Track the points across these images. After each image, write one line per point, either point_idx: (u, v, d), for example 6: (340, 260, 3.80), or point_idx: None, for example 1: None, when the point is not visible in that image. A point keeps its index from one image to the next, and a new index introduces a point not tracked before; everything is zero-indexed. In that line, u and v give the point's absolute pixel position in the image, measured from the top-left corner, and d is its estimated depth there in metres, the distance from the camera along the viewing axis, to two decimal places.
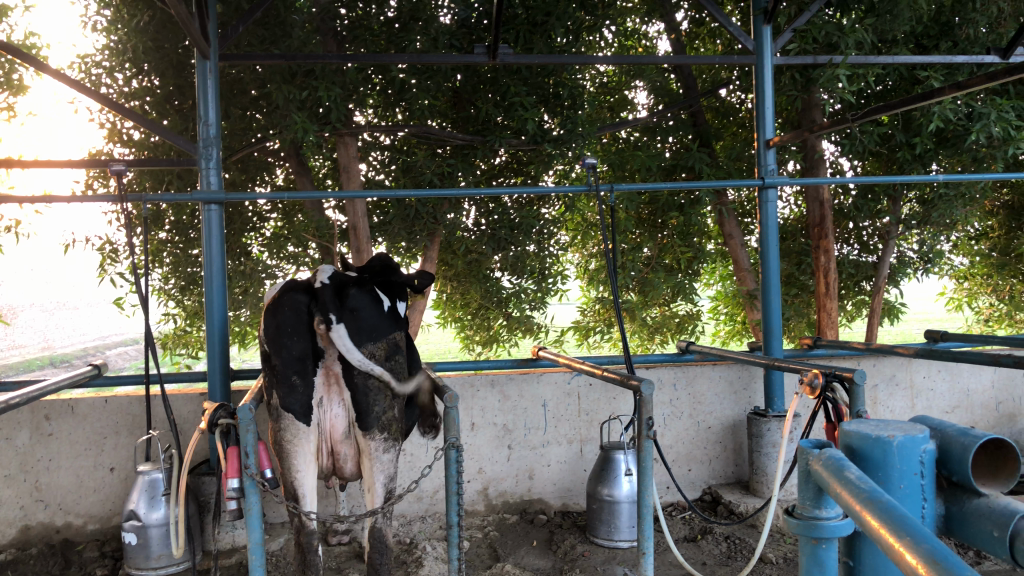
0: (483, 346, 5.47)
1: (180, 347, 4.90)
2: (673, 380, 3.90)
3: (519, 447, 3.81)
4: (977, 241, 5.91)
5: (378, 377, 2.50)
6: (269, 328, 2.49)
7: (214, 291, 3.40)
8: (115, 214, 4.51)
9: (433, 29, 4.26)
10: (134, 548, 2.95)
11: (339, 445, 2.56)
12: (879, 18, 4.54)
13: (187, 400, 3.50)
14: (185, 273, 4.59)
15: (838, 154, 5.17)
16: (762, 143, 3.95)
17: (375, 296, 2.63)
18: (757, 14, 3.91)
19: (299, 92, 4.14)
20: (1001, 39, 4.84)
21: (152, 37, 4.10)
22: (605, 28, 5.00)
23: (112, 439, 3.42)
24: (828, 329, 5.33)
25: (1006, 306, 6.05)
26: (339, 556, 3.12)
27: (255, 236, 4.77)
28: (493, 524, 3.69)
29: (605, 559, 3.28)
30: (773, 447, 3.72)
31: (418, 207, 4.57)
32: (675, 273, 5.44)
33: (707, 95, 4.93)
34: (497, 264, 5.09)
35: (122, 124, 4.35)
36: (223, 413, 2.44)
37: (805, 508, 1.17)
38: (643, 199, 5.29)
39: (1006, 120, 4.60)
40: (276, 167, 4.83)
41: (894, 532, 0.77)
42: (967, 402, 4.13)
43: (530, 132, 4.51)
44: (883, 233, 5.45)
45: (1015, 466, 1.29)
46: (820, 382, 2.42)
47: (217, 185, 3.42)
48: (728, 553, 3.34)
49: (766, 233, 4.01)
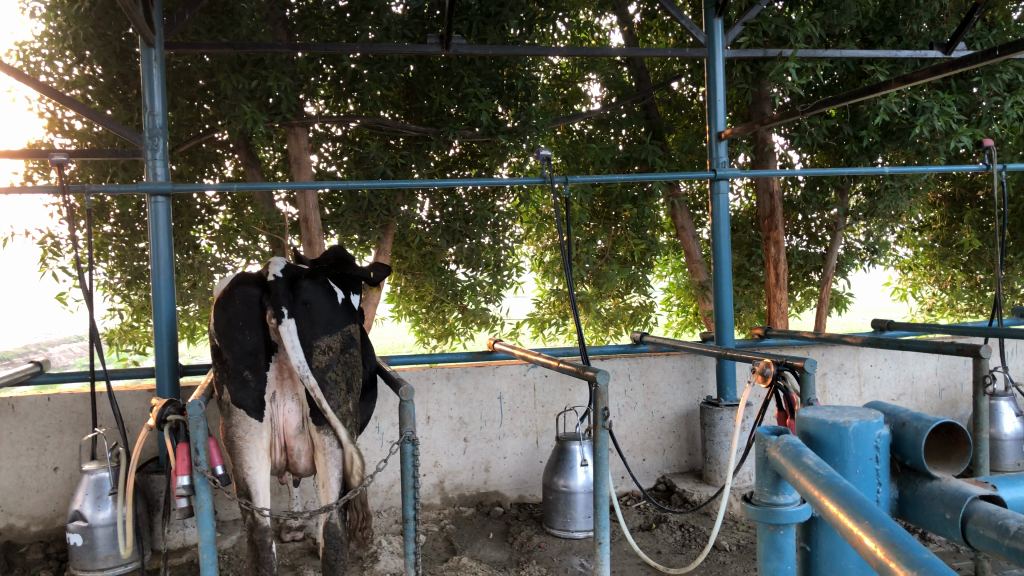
0: (438, 339, 5.45)
1: (127, 342, 4.77)
2: (628, 371, 3.93)
3: (475, 439, 3.80)
4: (921, 232, 6.07)
5: (311, 389, 2.40)
6: (219, 322, 2.43)
7: (161, 285, 3.31)
8: (57, 207, 4.38)
9: (385, 18, 4.22)
10: (79, 549, 2.87)
11: (292, 440, 2.53)
12: (827, 13, 4.62)
13: (135, 397, 3.42)
14: (131, 267, 4.48)
15: (787, 146, 5.25)
16: (713, 135, 3.99)
17: (329, 288, 2.56)
18: (708, 7, 3.92)
19: (248, 81, 4.07)
20: (943, 35, 4.96)
21: (93, 24, 3.97)
22: (558, 20, 5.03)
23: (55, 438, 3.32)
24: (777, 319, 5.39)
25: (948, 295, 6.22)
26: (293, 553, 3.09)
27: (204, 229, 4.67)
28: (449, 518, 3.68)
29: (561, 550, 3.29)
30: (726, 436, 3.76)
31: (371, 199, 4.55)
32: (630, 264, 5.51)
33: (658, 88, 5.00)
34: (452, 257, 5.06)
35: (63, 113, 4.22)
36: (172, 409, 2.37)
37: (763, 494, 1.17)
38: (597, 190, 5.32)
39: (948, 114, 4.72)
40: (224, 158, 4.74)
41: (853, 517, 0.78)
42: (911, 389, 4.24)
43: (484, 124, 4.48)
44: (831, 225, 5.57)
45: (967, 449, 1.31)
46: (772, 370, 2.45)
47: (164, 175, 3.33)
48: (683, 541, 3.38)
49: (718, 225, 4.04)
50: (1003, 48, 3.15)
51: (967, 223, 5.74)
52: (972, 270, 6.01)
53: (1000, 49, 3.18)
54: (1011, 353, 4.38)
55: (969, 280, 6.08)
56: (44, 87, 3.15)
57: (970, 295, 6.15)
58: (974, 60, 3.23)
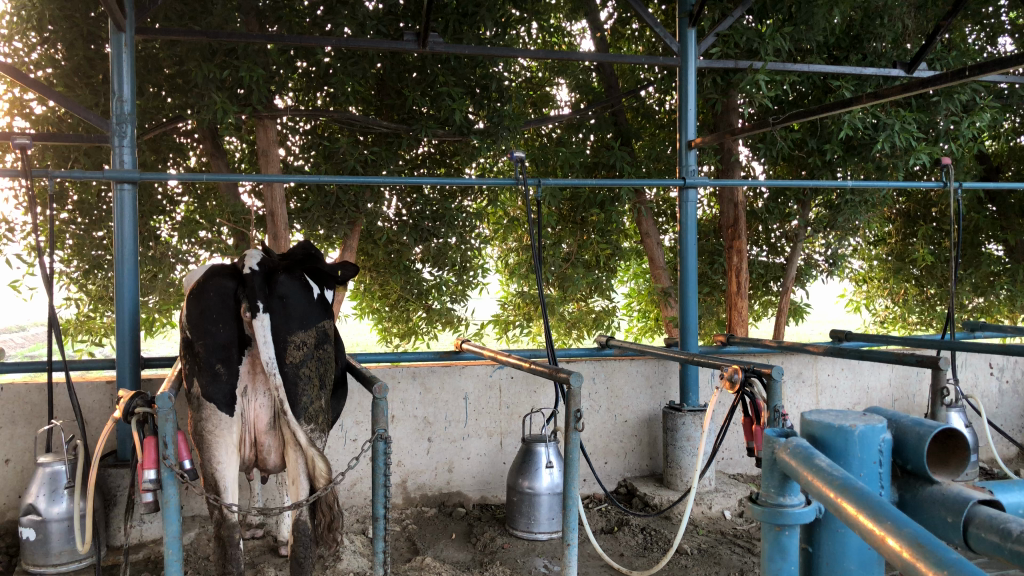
0: (400, 338, 5.43)
1: (82, 333, 4.65)
2: (593, 374, 3.95)
3: (439, 439, 3.78)
4: (876, 247, 6.24)
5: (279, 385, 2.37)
6: (192, 314, 2.39)
7: (125, 274, 3.22)
8: (12, 191, 4.25)
9: (360, 14, 4.17)
10: (32, 543, 2.79)
11: (262, 435, 2.49)
12: (796, 28, 4.70)
13: (93, 389, 3.33)
14: (89, 256, 4.37)
15: (751, 157, 5.36)
16: (683, 144, 4.02)
17: (305, 282, 2.52)
18: (682, 16, 3.95)
19: (219, 71, 4.00)
20: (906, 54, 5.10)
21: (59, 5, 3.84)
22: (530, 24, 5.04)
23: (7, 430, 3.22)
24: (738, 327, 5.46)
25: (900, 308, 6.36)
26: (253, 550, 3.04)
27: (165, 220, 4.58)
28: (411, 517, 3.66)
29: (525, 551, 3.29)
30: (687, 441, 3.80)
31: (339, 194, 4.49)
32: (594, 269, 5.56)
33: (627, 96, 5.06)
34: (418, 256, 5.04)
35: (23, 95, 4.11)
36: (139, 401, 2.30)
37: (770, 496, 1.19)
38: (566, 196, 5.29)
39: (908, 131, 4.86)
40: (189, 149, 4.67)
41: (874, 518, 0.80)
42: (866, 398, 4.33)
43: (456, 124, 4.48)
44: (790, 236, 5.71)
45: (965, 454, 1.32)
46: (740, 377, 2.48)
47: (130, 163, 3.25)
48: (645, 544, 3.41)
49: (685, 233, 4.09)
50: (972, 68, 3.20)
51: (921, 238, 5.92)
52: (923, 285, 6.16)
53: (969, 70, 3.24)
54: (962, 366, 4.51)
55: (921, 295, 6.21)
56: (7, 68, 3.05)
57: (921, 309, 6.27)
58: (943, 80, 3.28)
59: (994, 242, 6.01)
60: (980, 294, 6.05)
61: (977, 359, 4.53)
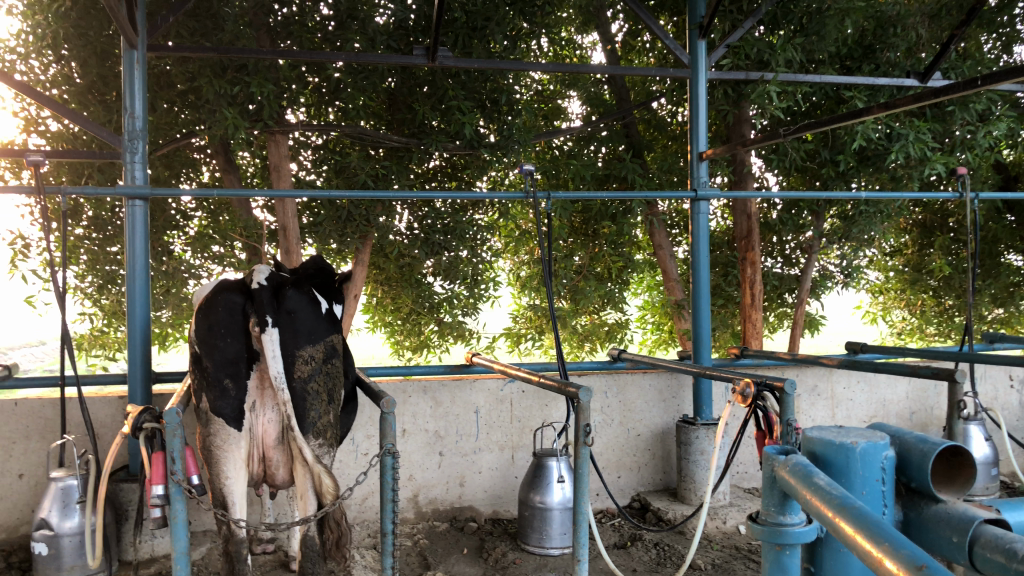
0: (413, 351, 5.44)
1: (95, 348, 4.70)
2: (605, 388, 3.92)
3: (451, 453, 3.77)
4: (892, 257, 6.21)
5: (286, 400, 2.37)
6: (201, 329, 2.39)
7: (136, 290, 3.22)
8: (30, 208, 4.31)
9: (371, 29, 4.22)
10: (44, 558, 2.79)
11: (271, 450, 2.50)
12: (807, 38, 4.69)
13: (105, 404, 3.34)
14: (103, 271, 4.40)
15: (764, 168, 5.35)
16: (694, 155, 3.98)
17: (313, 297, 2.52)
18: (692, 28, 3.93)
19: (230, 87, 4.02)
20: (919, 64, 5.07)
21: (74, 23, 3.89)
22: (540, 37, 5.02)
23: (22, 444, 3.24)
24: (752, 339, 5.42)
25: (917, 320, 6.33)
26: (264, 565, 3.04)
27: (178, 235, 4.62)
28: (422, 532, 3.64)
29: (536, 567, 3.26)
30: (701, 455, 3.76)
31: (350, 209, 4.51)
32: (606, 281, 5.56)
33: (639, 107, 5.04)
34: (430, 269, 5.05)
35: (39, 112, 4.16)
36: (147, 416, 2.29)
37: (769, 514, 1.17)
38: (577, 208, 5.33)
39: (923, 141, 4.83)
40: (202, 164, 4.71)
41: (871, 538, 0.79)
42: (883, 411, 4.28)
43: (466, 137, 4.49)
44: (804, 247, 5.67)
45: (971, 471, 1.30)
46: (751, 391, 2.44)
47: (142, 179, 3.25)
48: (658, 559, 3.37)
49: (697, 244, 4.06)
50: (984, 77, 3.16)
51: (938, 249, 5.87)
52: (940, 296, 6.08)
53: (982, 79, 3.20)
54: (980, 378, 4.46)
55: (938, 306, 6.14)
56: (19, 85, 3.06)
57: (938, 320, 6.21)
58: (956, 89, 3.25)
59: (1013, 252, 5.94)
60: (999, 305, 5.98)
61: (995, 371, 4.47)
